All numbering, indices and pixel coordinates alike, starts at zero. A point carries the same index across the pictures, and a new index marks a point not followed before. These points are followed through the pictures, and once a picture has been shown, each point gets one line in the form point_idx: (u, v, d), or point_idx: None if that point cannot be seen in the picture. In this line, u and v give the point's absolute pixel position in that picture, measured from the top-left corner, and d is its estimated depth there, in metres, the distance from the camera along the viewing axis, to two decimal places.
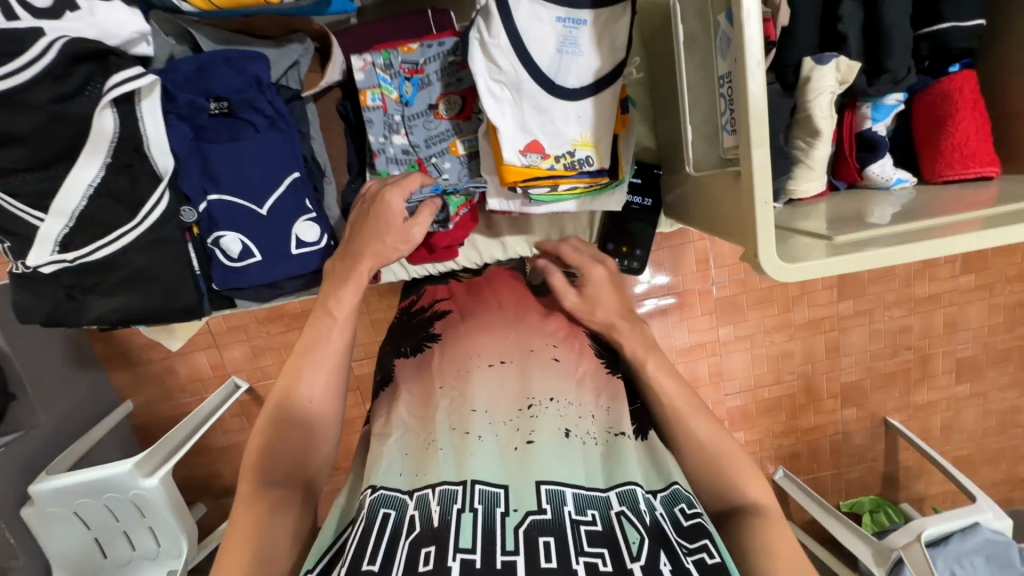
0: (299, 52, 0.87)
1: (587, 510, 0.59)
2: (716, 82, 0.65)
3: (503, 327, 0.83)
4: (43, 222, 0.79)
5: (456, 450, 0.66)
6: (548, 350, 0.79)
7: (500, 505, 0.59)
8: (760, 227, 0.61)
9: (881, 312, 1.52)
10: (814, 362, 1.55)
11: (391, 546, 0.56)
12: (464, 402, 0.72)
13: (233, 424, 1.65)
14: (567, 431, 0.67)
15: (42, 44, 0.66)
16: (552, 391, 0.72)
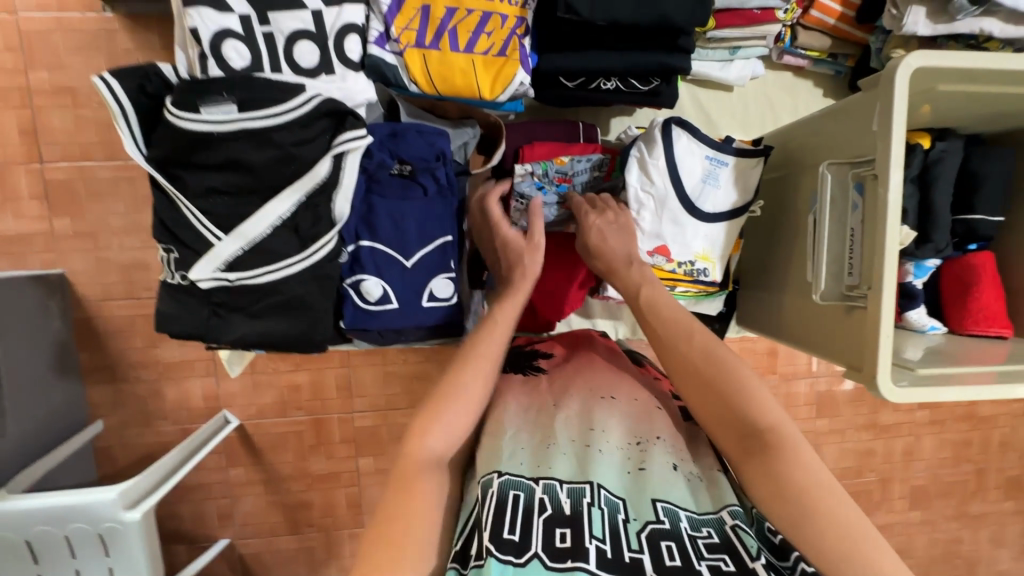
0: (469, 136, 1.00)
1: (702, 528, 0.62)
2: (844, 236, 0.82)
3: (604, 370, 0.88)
4: (221, 241, 0.83)
5: (577, 457, 0.69)
6: (652, 402, 0.82)
7: (621, 512, 0.63)
8: (879, 356, 0.76)
9: (851, 433, 1.66)
10: None
11: (528, 526, 0.59)
12: (581, 420, 0.76)
13: (211, 461, 1.49)
14: (675, 465, 0.70)
15: (303, 98, 0.76)
16: (663, 433, 0.75)
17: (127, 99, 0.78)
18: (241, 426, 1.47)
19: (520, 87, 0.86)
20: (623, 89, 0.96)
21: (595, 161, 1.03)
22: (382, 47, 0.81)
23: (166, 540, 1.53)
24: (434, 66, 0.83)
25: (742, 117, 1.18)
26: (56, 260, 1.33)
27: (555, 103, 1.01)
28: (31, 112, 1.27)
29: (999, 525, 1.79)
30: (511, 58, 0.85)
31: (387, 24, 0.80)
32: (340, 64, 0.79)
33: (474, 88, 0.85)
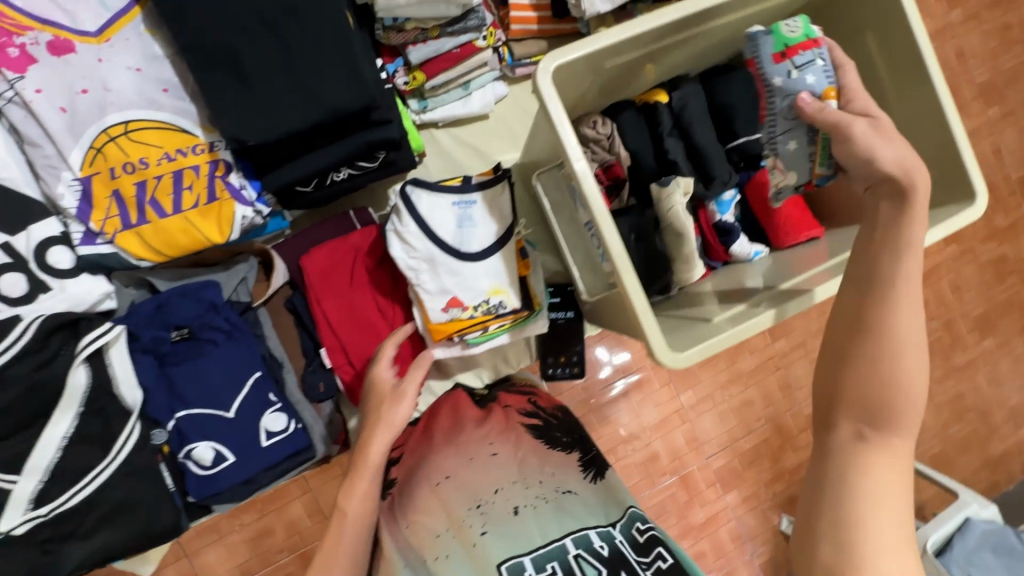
0: (245, 270, 1.01)
1: (547, 565, 0.74)
2: (581, 231, 0.83)
3: (441, 445, 0.93)
4: (16, 482, 0.82)
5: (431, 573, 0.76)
6: (486, 448, 0.90)
7: None
8: (650, 331, 0.77)
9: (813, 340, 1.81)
10: (775, 403, 1.79)
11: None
12: (424, 530, 0.81)
13: None
14: (515, 508, 0.80)
15: (21, 327, 0.77)
16: (499, 481, 0.84)
17: None
18: None
19: (247, 219, 0.89)
20: (357, 172, 0.98)
21: (373, 240, 1.05)
22: (93, 243, 0.83)
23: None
24: (153, 238, 0.84)
25: (508, 133, 1.20)
26: None
27: (316, 204, 1.03)
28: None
29: (991, 364, 1.90)
30: (224, 200, 0.87)
31: (86, 222, 0.82)
32: (53, 278, 0.81)
33: (202, 239, 0.87)
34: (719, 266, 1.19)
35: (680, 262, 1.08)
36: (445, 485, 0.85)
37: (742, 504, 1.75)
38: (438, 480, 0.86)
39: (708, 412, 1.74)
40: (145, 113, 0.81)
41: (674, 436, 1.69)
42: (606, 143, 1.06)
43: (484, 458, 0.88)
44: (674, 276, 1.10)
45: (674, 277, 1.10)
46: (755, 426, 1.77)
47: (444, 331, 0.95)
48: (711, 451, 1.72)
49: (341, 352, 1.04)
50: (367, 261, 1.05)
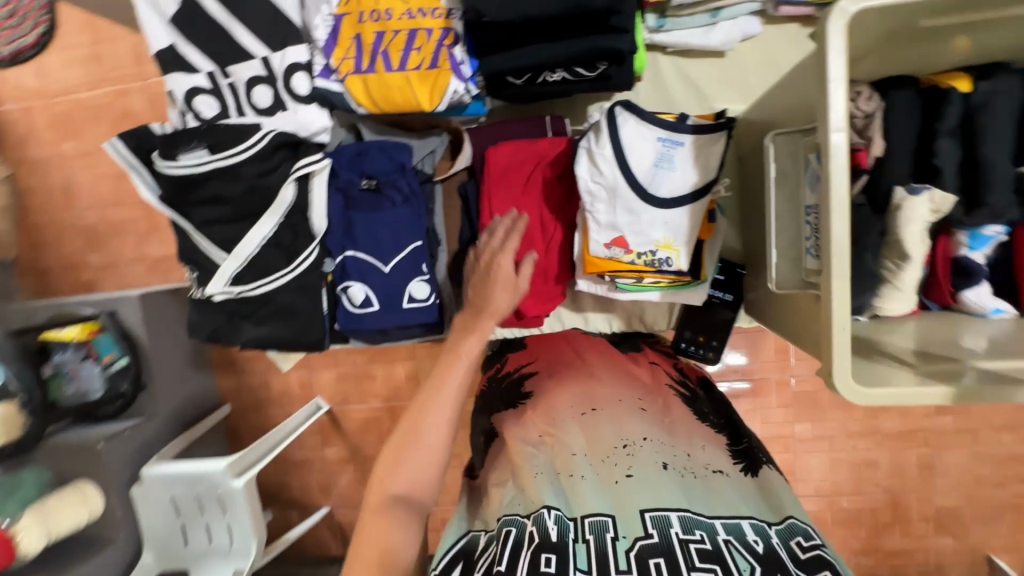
0: (436, 144, 1.05)
1: (695, 531, 0.60)
2: (799, 213, 0.72)
3: (592, 380, 0.91)
4: (224, 260, 0.99)
5: (563, 492, 0.67)
6: (637, 403, 0.84)
7: (610, 531, 0.60)
8: (836, 351, 0.67)
9: (989, 434, 1.55)
10: (904, 478, 1.60)
11: (515, 557, 0.57)
12: (563, 446, 0.75)
13: (310, 441, 1.75)
14: (664, 464, 0.70)
15: (259, 135, 0.89)
16: (648, 433, 0.76)
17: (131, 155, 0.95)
18: (330, 410, 1.71)
19: (456, 95, 0.90)
20: (571, 79, 0.93)
21: (560, 153, 1.01)
22: (328, 78, 0.90)
23: (282, 505, 1.83)
24: (375, 88, 0.89)
25: (738, 82, 1.05)
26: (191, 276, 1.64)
27: (518, 100, 1.01)
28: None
29: None
30: (443, 68, 0.88)
31: (328, 57, 0.89)
32: (291, 100, 0.90)
33: (413, 101, 0.90)
34: (934, 307, 0.99)
35: (890, 286, 0.91)
36: (592, 415, 0.81)
37: None
38: (584, 411, 0.82)
39: (819, 453, 1.61)
40: None
41: None
42: (860, 122, 0.88)
43: (633, 408, 0.82)
44: (874, 299, 0.93)
45: (872, 301, 0.93)
46: (867, 490, 1.61)
47: (599, 266, 0.92)
48: (802, 491, 1.62)
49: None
50: (547, 172, 1.02)
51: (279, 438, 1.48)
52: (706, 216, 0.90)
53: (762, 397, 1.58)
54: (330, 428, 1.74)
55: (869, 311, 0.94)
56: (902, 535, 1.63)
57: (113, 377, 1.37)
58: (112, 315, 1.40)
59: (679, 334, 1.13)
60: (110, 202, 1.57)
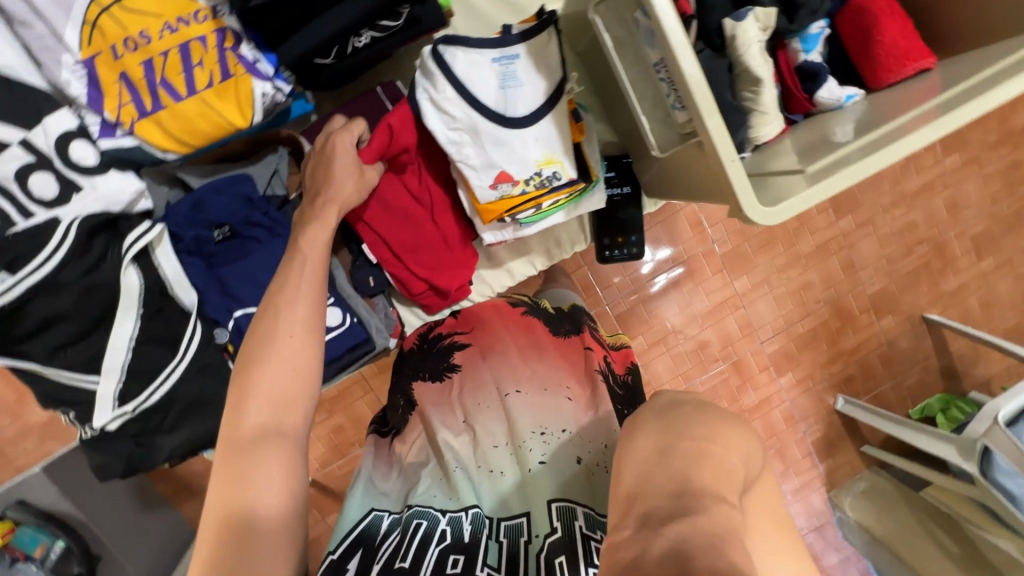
0: (276, 161, 0.93)
1: (597, 530, 0.64)
2: (650, 72, 0.71)
3: (521, 362, 0.86)
4: (98, 383, 0.84)
5: (485, 484, 0.74)
6: (563, 390, 0.81)
7: (524, 535, 0.66)
8: (736, 182, 0.67)
9: (882, 217, 1.74)
10: (835, 284, 1.75)
11: (423, 552, 0.62)
12: (487, 435, 0.78)
13: None
14: (578, 458, 0.73)
15: (61, 230, 0.75)
16: (569, 423, 0.77)
17: None
18: None
19: (269, 98, 0.80)
20: (380, 35, 0.85)
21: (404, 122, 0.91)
22: (113, 135, 0.77)
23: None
24: (172, 125, 0.78)
25: None
26: None
27: (341, 81, 0.94)
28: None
29: None
30: (238, 74, 0.77)
31: (100, 112, 0.75)
32: (81, 176, 0.76)
33: (225, 124, 0.79)
34: (799, 119, 1.04)
35: (758, 112, 0.93)
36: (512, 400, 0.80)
37: (796, 387, 1.75)
38: (506, 393, 0.81)
39: (763, 297, 1.70)
40: None
41: (725, 323, 1.68)
42: None
43: (557, 399, 0.80)
44: (749, 131, 0.95)
45: (749, 133, 0.96)
46: (812, 309, 1.74)
47: (496, 211, 0.88)
48: (765, 336, 1.71)
49: (384, 246, 0.98)
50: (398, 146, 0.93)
51: None
52: (571, 117, 0.88)
53: (697, 272, 1.64)
54: None
55: (749, 144, 0.97)
56: (853, 332, 1.79)
57: (54, 566, 1.25)
58: (22, 506, 1.27)
59: (600, 244, 1.12)
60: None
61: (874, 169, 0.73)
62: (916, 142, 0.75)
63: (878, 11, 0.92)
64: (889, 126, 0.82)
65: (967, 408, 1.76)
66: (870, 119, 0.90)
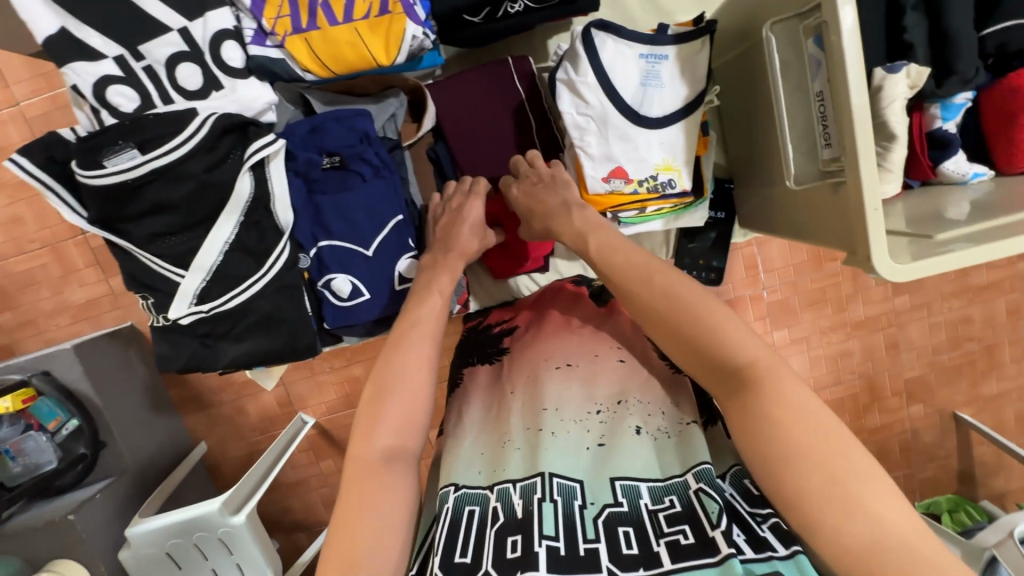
0: (395, 106, 0.94)
1: (664, 498, 0.64)
2: (809, 102, 0.70)
3: (567, 332, 0.88)
4: (184, 278, 0.87)
5: (532, 447, 0.72)
6: (614, 354, 0.83)
7: (578, 497, 0.65)
8: (871, 230, 0.65)
9: (940, 304, 1.68)
10: (875, 360, 1.71)
11: (483, 538, 0.63)
12: (536, 401, 0.78)
13: (302, 458, 1.64)
14: (637, 428, 0.72)
15: (199, 120, 0.76)
16: (625, 394, 0.76)
17: (40, 171, 0.78)
18: (316, 423, 1.59)
19: (416, 41, 0.80)
20: (533, 7, 0.85)
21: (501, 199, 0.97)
22: (263, 44, 0.78)
23: (287, 530, 1.73)
24: (320, 47, 0.78)
25: None
26: (122, 314, 1.44)
27: (473, 43, 0.94)
28: (21, 205, 1.36)
29: None
30: (395, 13, 0.78)
31: (259, 18, 0.77)
32: (225, 76, 0.77)
33: (369, 58, 0.80)
34: (914, 185, 1.03)
35: (882, 169, 0.92)
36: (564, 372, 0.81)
37: None
38: (558, 365, 0.82)
39: (799, 354, 1.69)
40: None
41: None
42: None
43: (609, 362, 0.81)
44: None
45: None
46: (845, 378, 1.73)
47: (600, 204, 0.88)
48: None
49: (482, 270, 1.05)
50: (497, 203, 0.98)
51: (273, 459, 1.36)
52: (700, 130, 0.87)
53: (740, 313, 1.63)
54: (322, 441, 1.63)
55: None
56: (880, 411, 1.77)
57: (64, 442, 1.26)
58: (46, 376, 1.25)
59: (679, 261, 1.12)
60: (14, 251, 1.39)
61: (995, 257, 0.71)
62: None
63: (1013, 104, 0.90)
64: (1005, 219, 0.79)
65: (978, 516, 1.73)
66: (988, 206, 0.86)
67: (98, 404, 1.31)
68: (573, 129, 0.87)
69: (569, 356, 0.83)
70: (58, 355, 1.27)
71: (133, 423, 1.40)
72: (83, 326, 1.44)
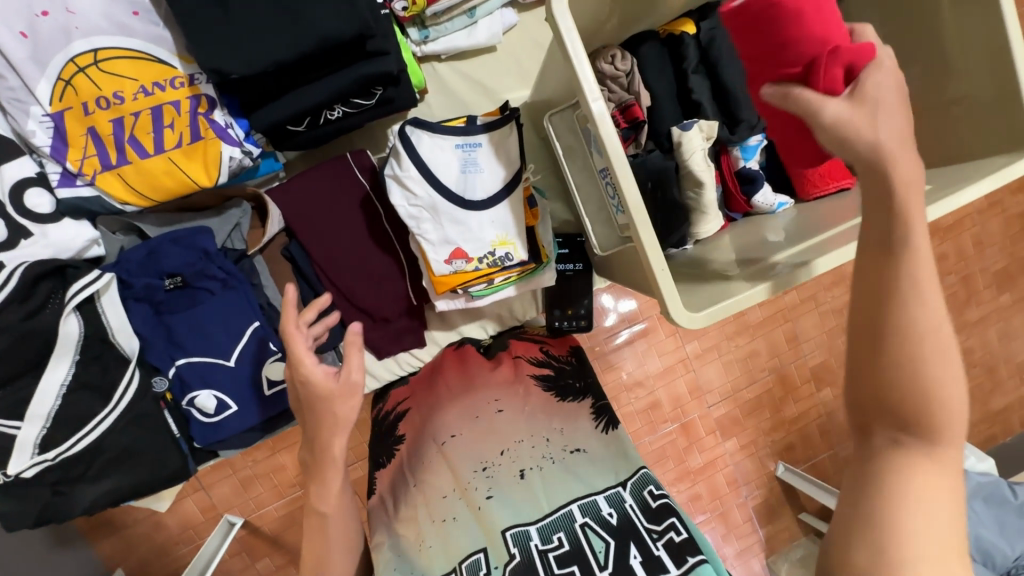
0: (238, 215, 0.96)
1: (552, 537, 0.72)
2: (596, 177, 0.77)
3: (454, 397, 0.94)
4: (20, 430, 0.81)
5: (441, 538, 0.78)
6: (493, 404, 0.90)
7: (483, 567, 0.71)
8: (664, 288, 0.73)
9: (823, 294, 1.82)
10: (780, 354, 1.80)
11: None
12: (436, 491, 0.83)
13: (235, 564, 1.51)
14: (520, 472, 0.80)
15: (3, 275, 0.75)
16: (506, 442, 0.84)
17: None
18: (246, 522, 1.49)
19: (235, 160, 0.83)
20: (352, 111, 0.90)
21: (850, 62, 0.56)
22: (73, 185, 0.79)
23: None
24: (135, 180, 0.79)
25: (519, 70, 1.10)
26: None
27: (313, 146, 0.95)
28: None
29: (1003, 320, 1.95)
30: (208, 138, 0.80)
31: (63, 162, 0.77)
32: (33, 223, 0.77)
33: (188, 182, 0.81)
34: (739, 217, 1.13)
35: (699, 212, 1.01)
36: (449, 445, 0.86)
37: (741, 452, 1.80)
38: (443, 440, 0.87)
39: (712, 363, 1.75)
40: (114, 39, 0.74)
41: (675, 384, 1.72)
42: (624, 81, 0.99)
43: (490, 417, 0.88)
44: (691, 228, 1.03)
45: (691, 229, 1.03)
46: (758, 377, 1.79)
47: (447, 284, 0.91)
48: (712, 401, 1.75)
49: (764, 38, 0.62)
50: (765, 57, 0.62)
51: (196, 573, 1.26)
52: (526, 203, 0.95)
53: (653, 334, 1.68)
54: (257, 540, 1.52)
55: (689, 238, 1.04)
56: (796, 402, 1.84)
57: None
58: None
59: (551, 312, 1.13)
60: None
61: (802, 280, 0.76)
62: (828, 263, 0.77)
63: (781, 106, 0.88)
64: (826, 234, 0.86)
65: None
66: (800, 231, 0.93)
67: None
68: (409, 219, 0.91)
69: (456, 425, 0.88)
70: None
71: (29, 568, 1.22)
72: None
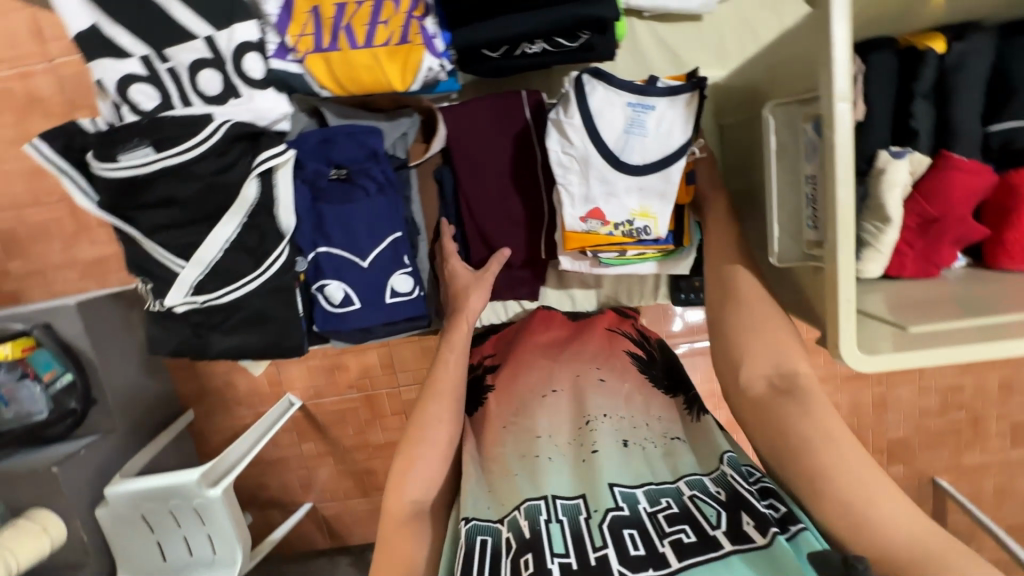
0: (408, 125, 0.97)
1: (660, 500, 0.66)
2: (800, 183, 0.72)
3: (547, 358, 0.90)
4: (183, 269, 0.89)
5: (530, 473, 0.72)
6: (595, 372, 0.85)
7: (581, 511, 0.66)
8: (843, 321, 0.67)
9: (932, 371, 1.65)
10: (860, 415, 1.67)
11: (498, 568, 0.62)
12: (528, 431, 0.78)
13: (284, 438, 1.62)
14: (624, 441, 0.74)
15: (213, 126, 0.81)
16: (607, 408, 0.79)
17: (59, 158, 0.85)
18: (303, 406, 1.59)
19: (430, 73, 0.84)
20: (551, 50, 0.86)
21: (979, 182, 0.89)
22: (284, 58, 0.84)
23: (260, 505, 1.71)
24: (338, 67, 0.82)
25: (717, 47, 1.03)
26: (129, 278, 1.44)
27: (491, 75, 0.93)
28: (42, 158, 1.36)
29: None
30: (415, 43, 0.82)
31: (283, 35, 0.83)
32: (244, 85, 0.83)
33: (384, 83, 0.83)
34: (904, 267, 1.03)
35: (871, 248, 0.91)
36: (550, 399, 0.82)
37: None
38: (543, 393, 0.83)
39: None
40: None
41: None
42: None
43: (589, 381, 0.84)
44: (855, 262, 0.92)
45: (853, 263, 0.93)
46: None
47: (575, 242, 0.93)
48: None
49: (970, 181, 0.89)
50: (964, 188, 0.88)
51: (258, 435, 1.39)
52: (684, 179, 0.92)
53: None
54: (306, 423, 1.62)
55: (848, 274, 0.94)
56: None
57: (57, 395, 1.23)
58: (45, 328, 1.22)
59: (676, 285, 1.12)
60: (31, 203, 1.38)
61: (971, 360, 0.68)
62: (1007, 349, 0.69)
63: (965, 169, 0.88)
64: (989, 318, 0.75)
65: None
66: (970, 300, 0.84)
67: (93, 360, 1.27)
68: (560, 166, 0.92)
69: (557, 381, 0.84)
70: (61, 311, 1.24)
71: (125, 387, 1.37)
72: (87, 285, 1.43)
